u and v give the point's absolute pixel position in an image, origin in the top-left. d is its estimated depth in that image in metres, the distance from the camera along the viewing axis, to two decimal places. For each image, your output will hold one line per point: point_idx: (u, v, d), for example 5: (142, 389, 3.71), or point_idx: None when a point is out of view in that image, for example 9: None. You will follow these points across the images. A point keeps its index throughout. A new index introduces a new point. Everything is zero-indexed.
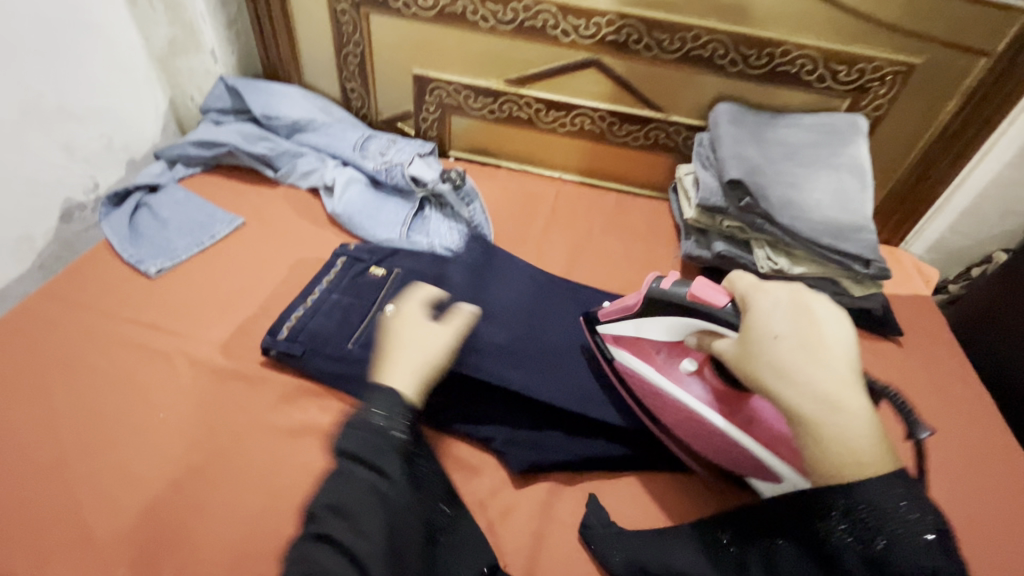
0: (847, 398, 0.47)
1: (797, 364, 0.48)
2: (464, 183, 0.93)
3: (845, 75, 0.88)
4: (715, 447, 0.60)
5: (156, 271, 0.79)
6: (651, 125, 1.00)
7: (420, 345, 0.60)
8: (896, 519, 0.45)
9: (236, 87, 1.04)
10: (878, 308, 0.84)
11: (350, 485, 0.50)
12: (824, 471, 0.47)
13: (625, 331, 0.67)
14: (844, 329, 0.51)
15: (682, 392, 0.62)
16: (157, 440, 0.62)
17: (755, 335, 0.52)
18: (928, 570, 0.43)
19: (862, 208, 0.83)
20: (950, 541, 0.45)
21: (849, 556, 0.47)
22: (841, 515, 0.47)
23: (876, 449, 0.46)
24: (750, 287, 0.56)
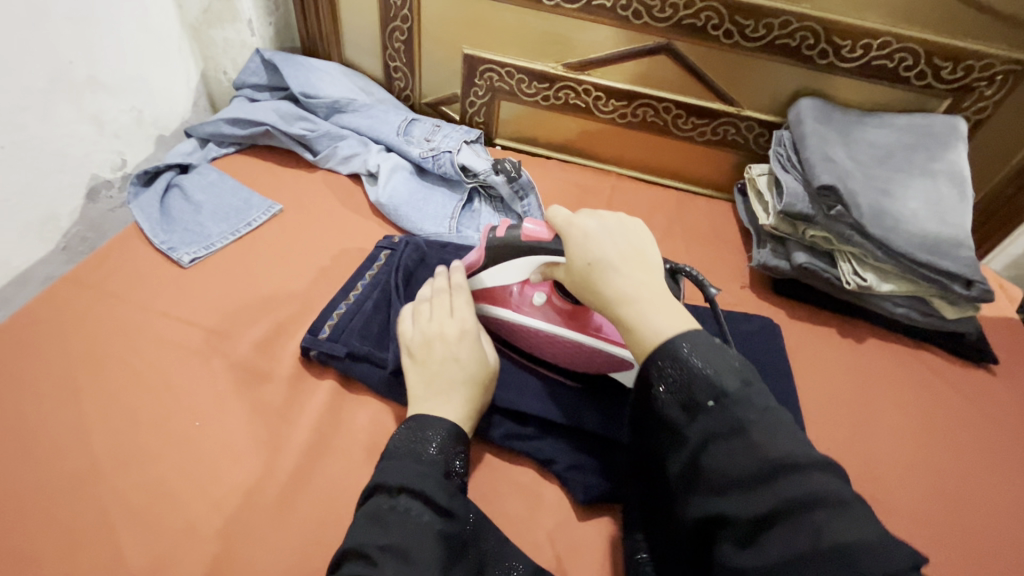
0: (653, 287, 0.49)
1: (606, 276, 0.50)
2: (519, 175, 0.85)
3: (949, 73, 0.79)
4: (570, 357, 0.62)
5: (190, 260, 0.73)
6: (721, 120, 0.92)
7: (466, 376, 0.56)
8: (704, 358, 0.44)
9: (273, 62, 0.97)
10: (972, 333, 0.77)
11: (404, 521, 0.46)
12: (648, 355, 0.46)
13: (478, 283, 0.64)
14: (639, 231, 0.54)
15: (534, 323, 0.62)
16: (195, 451, 0.56)
17: (581, 261, 0.52)
18: (721, 389, 0.42)
19: (962, 222, 0.74)
20: (749, 369, 0.45)
21: (674, 416, 0.44)
22: (658, 380, 0.45)
23: (681, 317, 0.48)
24: (565, 218, 0.55)
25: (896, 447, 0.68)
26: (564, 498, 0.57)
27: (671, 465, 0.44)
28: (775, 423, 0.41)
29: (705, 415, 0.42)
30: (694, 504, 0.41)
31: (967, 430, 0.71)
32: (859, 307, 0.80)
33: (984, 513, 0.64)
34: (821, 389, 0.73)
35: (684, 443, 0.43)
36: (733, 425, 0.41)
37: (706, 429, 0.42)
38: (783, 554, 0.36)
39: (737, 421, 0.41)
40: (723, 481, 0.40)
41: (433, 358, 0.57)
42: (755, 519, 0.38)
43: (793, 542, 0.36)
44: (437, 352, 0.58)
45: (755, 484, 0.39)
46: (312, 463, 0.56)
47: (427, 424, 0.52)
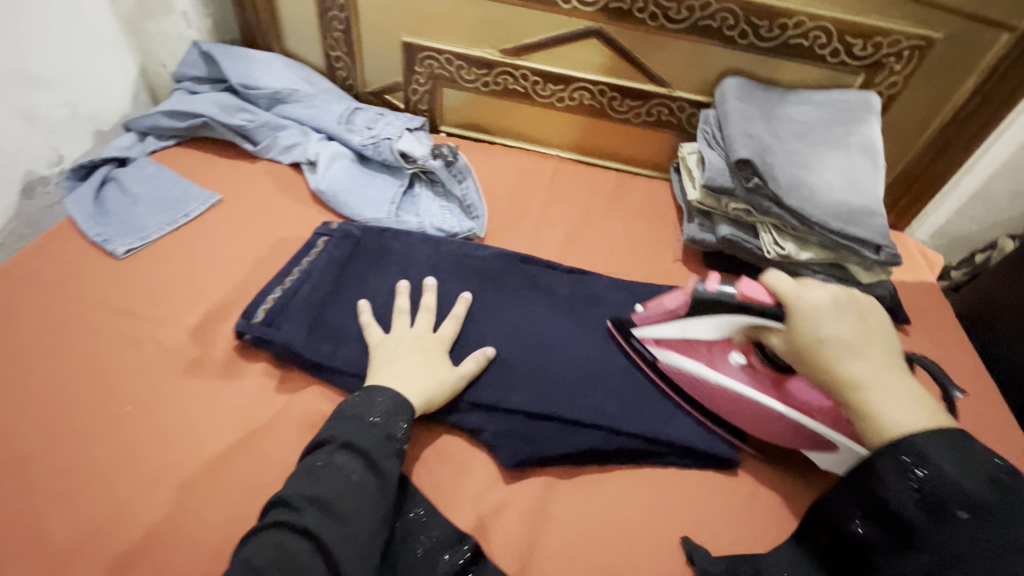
0: (890, 375, 0.51)
1: (841, 356, 0.51)
2: (456, 159, 0.87)
3: (860, 50, 0.83)
4: (772, 427, 0.61)
5: (125, 251, 0.74)
6: (654, 101, 0.95)
7: (426, 373, 0.59)
8: (949, 463, 0.46)
9: (211, 54, 0.97)
10: (887, 295, 0.81)
11: (334, 476, 0.49)
12: (884, 446, 0.48)
13: (669, 331, 0.64)
14: (874, 316, 0.55)
15: (731, 382, 0.62)
16: (124, 433, 0.57)
17: (808, 336, 0.53)
18: (977, 501, 0.44)
19: (874, 191, 0.79)
20: (1015, 483, 0.45)
21: (910, 513, 0.47)
22: (894, 474, 0.47)
23: (922, 409, 0.49)
24: (789, 286, 0.56)
25: None
26: (490, 466, 0.60)
27: (908, 562, 0.46)
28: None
29: (952, 522, 0.44)
30: None
31: None
32: None
33: None
34: None
35: (924, 544, 0.45)
36: (994, 542, 0.42)
37: (956, 538, 0.44)
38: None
39: (1005, 538, 0.42)
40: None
41: (397, 353, 0.61)
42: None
43: None
44: (402, 348, 0.62)
45: None
46: (240, 440, 0.58)
47: (374, 395, 0.55)
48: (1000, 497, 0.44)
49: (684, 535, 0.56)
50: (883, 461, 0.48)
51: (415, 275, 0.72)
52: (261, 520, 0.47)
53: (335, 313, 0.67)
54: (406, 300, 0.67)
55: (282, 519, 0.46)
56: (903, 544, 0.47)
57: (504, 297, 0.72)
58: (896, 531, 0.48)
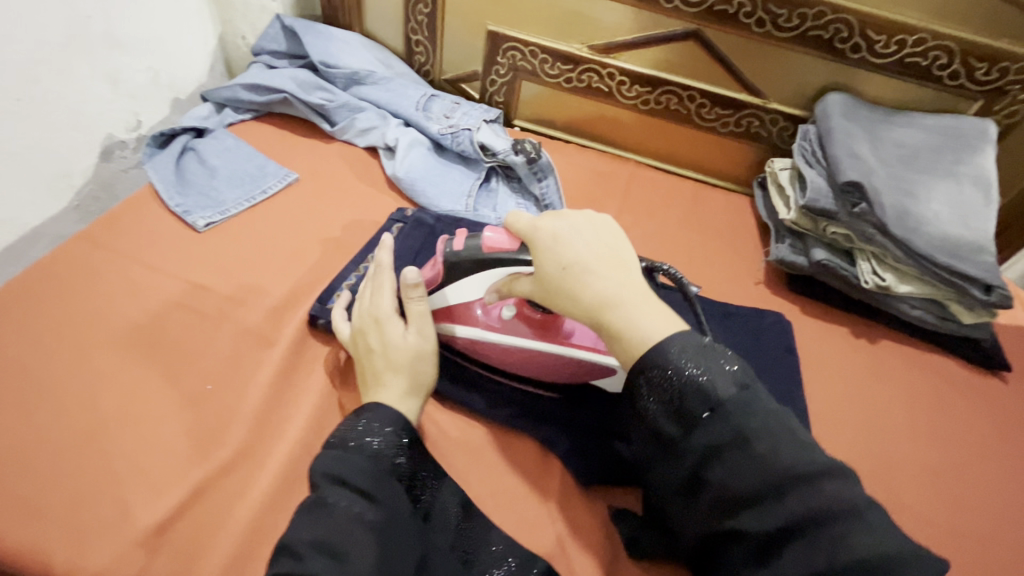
0: (635, 292, 0.49)
1: (584, 279, 0.49)
2: (539, 156, 0.84)
3: (983, 74, 0.78)
4: (552, 368, 0.62)
5: (204, 225, 0.73)
6: (745, 112, 0.91)
7: (393, 364, 0.56)
8: (695, 367, 0.44)
9: (293, 29, 0.95)
10: (984, 337, 0.77)
11: (331, 516, 0.45)
12: (634, 368, 0.46)
13: (439, 300, 0.61)
14: (611, 227, 0.53)
15: (509, 338, 0.61)
16: (207, 413, 0.56)
17: (553, 267, 0.50)
18: (716, 398, 0.43)
19: (986, 226, 0.73)
20: (745, 369, 0.45)
21: (667, 429, 0.44)
22: (651, 393, 0.45)
23: (670, 320, 0.48)
24: (526, 222, 0.54)
25: (904, 451, 0.68)
26: (571, 482, 0.58)
27: (675, 478, 0.44)
28: (776, 429, 0.42)
29: (698, 428, 0.43)
30: (709, 524, 0.43)
31: (972, 434, 0.71)
32: (874, 308, 0.79)
33: (987, 518, 0.63)
34: (837, 391, 0.72)
35: (681, 457, 0.44)
36: (734, 435, 0.42)
37: (705, 443, 0.43)
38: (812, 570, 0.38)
39: (738, 430, 0.42)
40: (731, 498, 0.41)
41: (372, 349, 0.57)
42: (765, 533, 0.40)
43: (809, 560, 0.38)
44: (366, 339, 0.57)
45: (767, 503, 0.41)
46: (323, 432, 0.56)
47: (361, 415, 0.52)
48: (738, 397, 0.43)
49: None
50: (638, 383, 0.46)
51: None
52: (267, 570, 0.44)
53: None
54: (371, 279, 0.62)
55: (283, 569, 0.43)
56: (660, 458, 0.45)
57: None
58: (655, 446, 0.46)
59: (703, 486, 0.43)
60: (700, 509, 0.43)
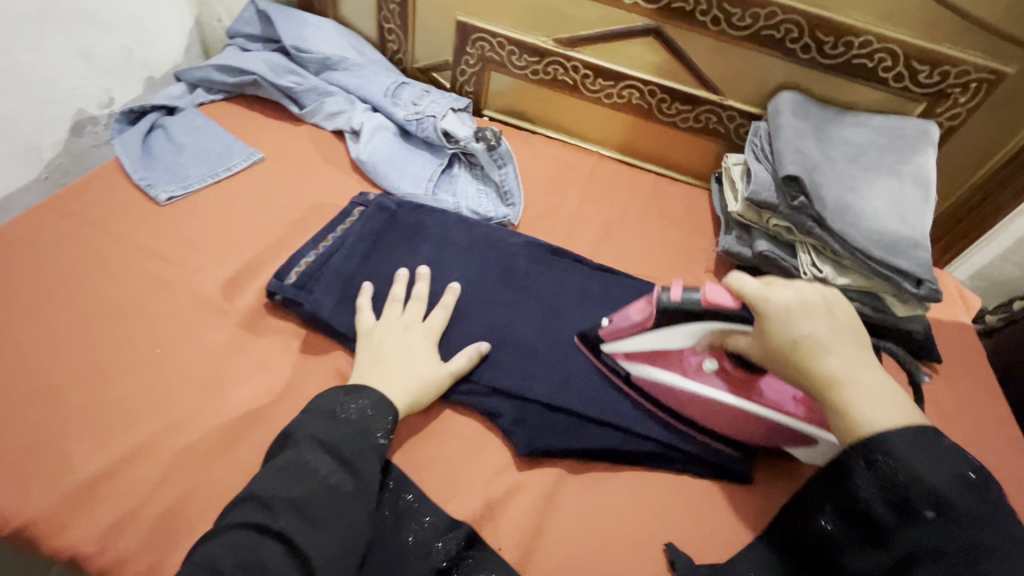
0: (870, 374, 0.48)
1: (819, 355, 0.48)
2: (499, 144, 0.87)
3: (925, 77, 0.81)
4: (754, 429, 0.59)
5: (166, 199, 0.75)
6: (703, 108, 0.94)
7: (403, 372, 0.58)
8: (926, 465, 0.43)
9: (268, 14, 0.97)
10: (920, 331, 0.80)
11: (308, 477, 0.47)
12: (857, 442, 0.46)
13: (635, 345, 0.61)
14: (842, 304, 0.52)
15: (708, 391, 0.59)
16: (152, 374, 0.58)
17: (784, 340, 0.50)
18: (943, 499, 0.42)
19: (921, 223, 0.76)
20: (986, 484, 0.44)
21: (881, 513, 0.45)
22: (868, 475, 0.45)
23: (904, 408, 0.46)
24: (757, 289, 0.53)
25: None
26: (506, 452, 0.60)
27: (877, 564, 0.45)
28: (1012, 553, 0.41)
29: (920, 523, 0.43)
30: None
31: None
32: None
33: None
34: None
35: (892, 546, 0.44)
36: (956, 542, 0.41)
37: (917, 538, 0.42)
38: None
39: (963, 538, 0.41)
40: None
41: (385, 345, 0.60)
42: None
43: None
44: (383, 341, 0.61)
45: None
46: (264, 396, 0.58)
47: (352, 393, 0.54)
48: (970, 503, 0.42)
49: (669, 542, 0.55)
50: (854, 459, 0.46)
51: (446, 254, 0.72)
52: (231, 517, 0.45)
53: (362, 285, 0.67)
54: (401, 288, 0.66)
55: (254, 519, 0.44)
56: (869, 543, 0.46)
57: (534, 286, 0.72)
58: (865, 531, 0.46)
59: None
60: None
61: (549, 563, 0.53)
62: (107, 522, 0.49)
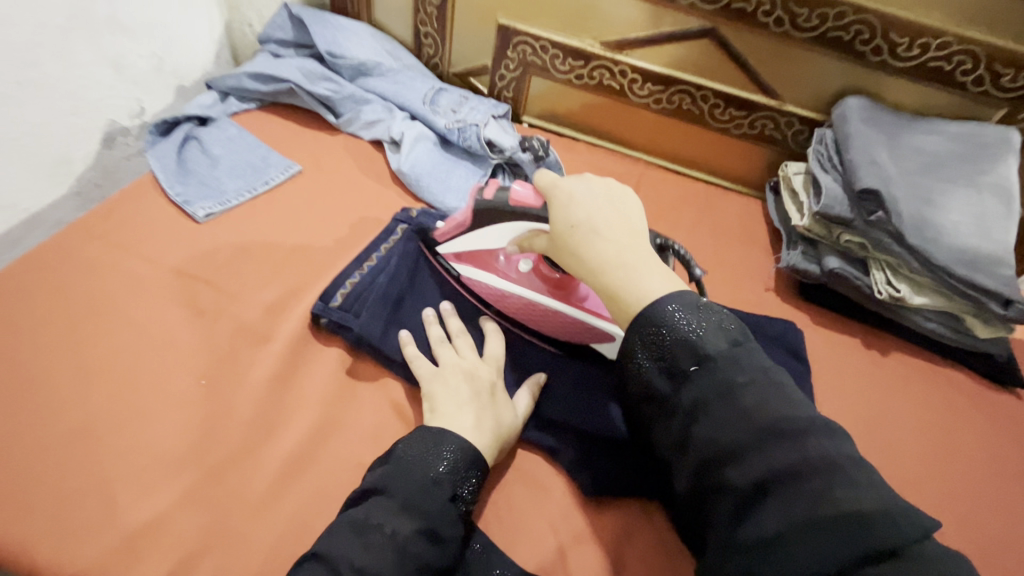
0: (637, 257, 0.50)
1: (586, 241, 0.51)
2: (547, 154, 0.82)
3: (1009, 81, 0.75)
4: (559, 330, 0.63)
5: (204, 216, 0.71)
6: (760, 114, 0.89)
7: (484, 413, 0.53)
8: (690, 325, 0.46)
9: (300, 18, 0.93)
10: (1002, 355, 0.74)
11: (387, 551, 0.42)
12: (634, 322, 0.47)
13: (460, 244, 0.64)
14: (629, 199, 0.54)
15: (521, 289, 0.63)
16: (199, 409, 0.55)
17: (563, 225, 0.52)
18: (704, 352, 0.44)
19: (1007, 238, 0.71)
20: (740, 331, 0.47)
21: (657, 382, 0.46)
22: (644, 347, 0.47)
23: (662, 284, 0.49)
24: (551, 182, 0.55)
25: (911, 467, 0.66)
26: (571, 491, 0.55)
27: (664, 429, 0.46)
28: (762, 383, 0.43)
29: (686, 379, 0.45)
30: (690, 474, 0.43)
31: (982, 453, 0.69)
32: (888, 319, 0.77)
33: (996, 541, 0.61)
34: (844, 401, 0.71)
35: (671, 409, 0.45)
36: (716, 387, 0.43)
37: (693, 393, 0.44)
38: (786, 515, 0.37)
39: (723, 383, 0.43)
40: (714, 447, 0.41)
41: (454, 387, 0.55)
42: (747, 484, 0.39)
43: (784, 512, 0.37)
44: (452, 384, 0.55)
45: (748, 453, 0.40)
46: (318, 434, 0.55)
47: (444, 443, 0.49)
48: (724, 350, 0.45)
49: None
50: (632, 338, 0.47)
51: None
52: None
53: (413, 309, 0.63)
54: (437, 327, 0.61)
55: None
56: (653, 411, 0.47)
57: None
58: (648, 401, 0.47)
59: (687, 439, 0.43)
60: (685, 464, 0.43)
61: None
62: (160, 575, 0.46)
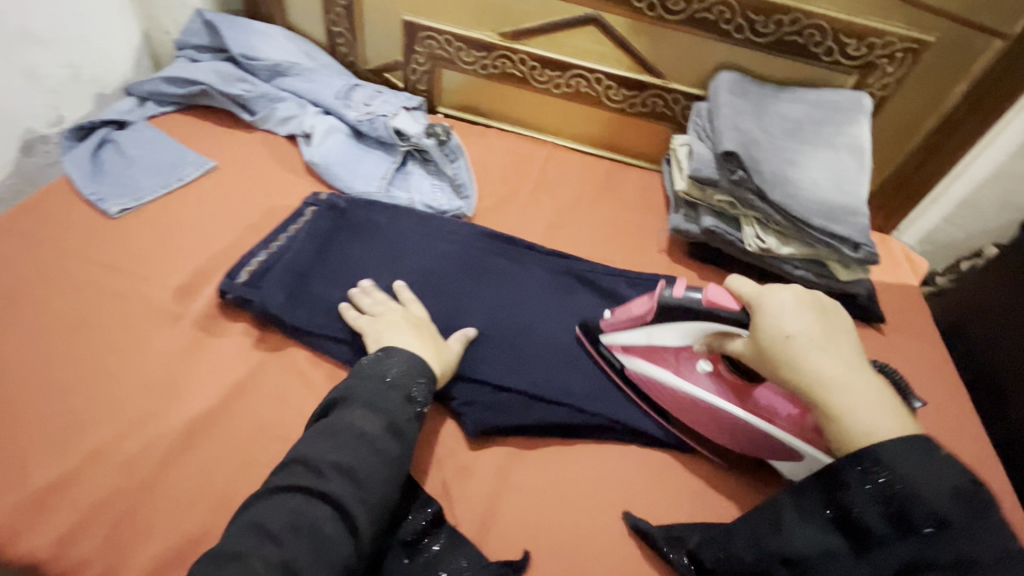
0: (865, 385, 0.50)
1: (807, 356, 0.51)
2: (449, 139, 0.90)
3: (853, 50, 0.84)
4: (744, 439, 0.61)
5: (118, 212, 0.75)
6: (649, 93, 0.96)
7: (424, 346, 0.60)
8: (916, 476, 0.44)
9: (214, 24, 0.98)
10: (864, 294, 0.83)
11: (355, 443, 0.50)
12: (850, 454, 0.47)
13: (633, 337, 0.65)
14: (843, 320, 0.55)
15: (699, 392, 0.62)
16: (108, 382, 0.59)
17: (774, 334, 0.53)
18: (942, 517, 0.42)
19: (857, 189, 0.79)
20: (983, 494, 0.43)
21: (874, 526, 0.45)
22: (863, 489, 0.46)
23: (894, 417, 0.49)
24: (753, 289, 0.57)
25: None
26: (459, 433, 0.62)
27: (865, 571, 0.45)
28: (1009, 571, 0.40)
29: (915, 536, 0.43)
30: None
31: None
32: (763, 270, 0.85)
33: None
34: None
35: (879, 556, 0.44)
36: (953, 564, 0.41)
37: (914, 552, 0.43)
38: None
39: (960, 555, 0.41)
40: None
41: (392, 333, 0.61)
42: None
43: None
44: (392, 329, 0.61)
45: None
46: (224, 400, 0.60)
47: (391, 356, 0.57)
48: (965, 514, 0.42)
49: (625, 509, 0.59)
50: (850, 471, 0.47)
51: (398, 247, 0.74)
52: (277, 479, 0.48)
53: (314, 282, 0.68)
54: (370, 294, 0.66)
55: (302, 482, 0.47)
56: (854, 547, 0.46)
57: (492, 279, 0.73)
58: (852, 537, 0.46)
59: None
60: None
61: (504, 532, 0.56)
62: (68, 527, 0.50)
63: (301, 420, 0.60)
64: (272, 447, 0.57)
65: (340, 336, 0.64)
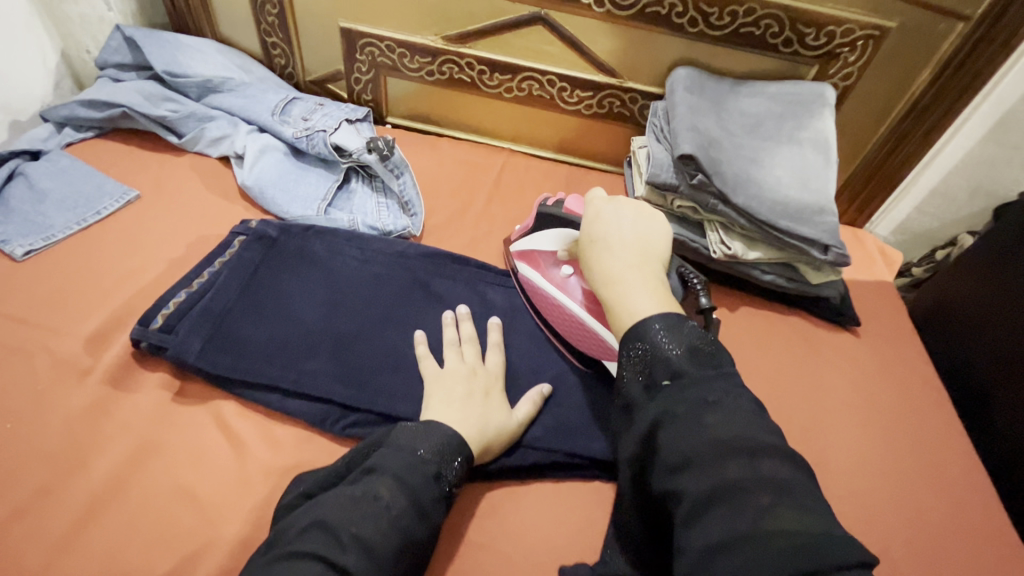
0: (650, 281, 0.51)
1: (600, 253, 0.54)
2: (392, 153, 0.82)
3: (813, 39, 0.80)
4: (595, 347, 0.62)
5: (23, 253, 0.68)
6: (605, 93, 0.91)
7: (484, 417, 0.56)
8: (667, 339, 0.45)
9: (134, 39, 0.91)
10: (836, 297, 0.79)
11: (379, 512, 0.44)
12: (622, 334, 0.49)
13: (526, 246, 0.69)
14: (659, 231, 0.57)
15: (561, 294, 0.64)
16: (5, 455, 0.53)
17: (587, 237, 0.57)
18: (679, 367, 0.43)
19: (824, 187, 0.75)
20: (715, 350, 0.45)
21: (634, 393, 0.45)
22: (628, 363, 0.46)
23: (665, 305, 0.49)
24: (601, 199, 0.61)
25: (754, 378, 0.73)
26: None
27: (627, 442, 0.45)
28: (725, 401, 0.41)
29: (659, 393, 0.43)
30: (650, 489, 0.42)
31: (819, 393, 0.73)
32: (732, 276, 0.81)
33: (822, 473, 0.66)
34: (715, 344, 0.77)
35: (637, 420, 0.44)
36: (688, 403, 0.42)
37: (661, 405, 0.43)
38: (723, 527, 0.35)
39: (696, 396, 0.42)
40: (675, 458, 0.39)
41: (451, 392, 0.57)
42: (700, 500, 0.37)
43: (731, 523, 0.35)
44: (467, 388, 0.57)
45: (700, 463, 0.38)
46: (137, 465, 0.54)
47: (429, 428, 0.51)
48: (695, 366, 0.44)
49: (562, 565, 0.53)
50: (622, 349, 0.48)
51: (335, 274, 0.68)
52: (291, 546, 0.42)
53: (240, 322, 0.62)
54: (452, 331, 0.63)
55: (320, 550, 0.41)
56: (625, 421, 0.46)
57: (441, 305, 0.68)
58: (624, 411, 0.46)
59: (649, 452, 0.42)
60: (645, 477, 0.42)
61: None
62: None
63: (225, 482, 0.54)
64: (192, 516, 0.52)
65: (268, 381, 0.59)
